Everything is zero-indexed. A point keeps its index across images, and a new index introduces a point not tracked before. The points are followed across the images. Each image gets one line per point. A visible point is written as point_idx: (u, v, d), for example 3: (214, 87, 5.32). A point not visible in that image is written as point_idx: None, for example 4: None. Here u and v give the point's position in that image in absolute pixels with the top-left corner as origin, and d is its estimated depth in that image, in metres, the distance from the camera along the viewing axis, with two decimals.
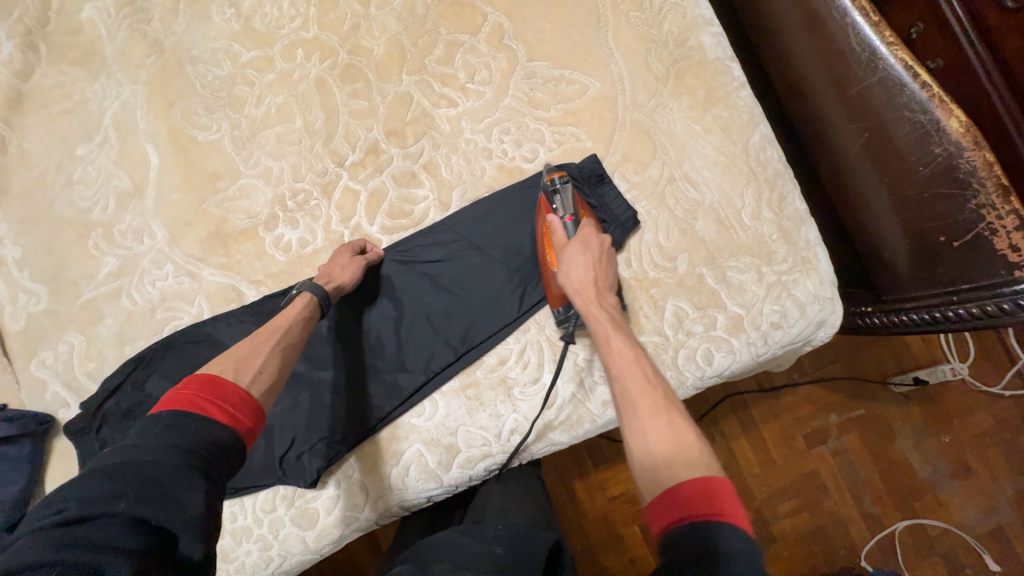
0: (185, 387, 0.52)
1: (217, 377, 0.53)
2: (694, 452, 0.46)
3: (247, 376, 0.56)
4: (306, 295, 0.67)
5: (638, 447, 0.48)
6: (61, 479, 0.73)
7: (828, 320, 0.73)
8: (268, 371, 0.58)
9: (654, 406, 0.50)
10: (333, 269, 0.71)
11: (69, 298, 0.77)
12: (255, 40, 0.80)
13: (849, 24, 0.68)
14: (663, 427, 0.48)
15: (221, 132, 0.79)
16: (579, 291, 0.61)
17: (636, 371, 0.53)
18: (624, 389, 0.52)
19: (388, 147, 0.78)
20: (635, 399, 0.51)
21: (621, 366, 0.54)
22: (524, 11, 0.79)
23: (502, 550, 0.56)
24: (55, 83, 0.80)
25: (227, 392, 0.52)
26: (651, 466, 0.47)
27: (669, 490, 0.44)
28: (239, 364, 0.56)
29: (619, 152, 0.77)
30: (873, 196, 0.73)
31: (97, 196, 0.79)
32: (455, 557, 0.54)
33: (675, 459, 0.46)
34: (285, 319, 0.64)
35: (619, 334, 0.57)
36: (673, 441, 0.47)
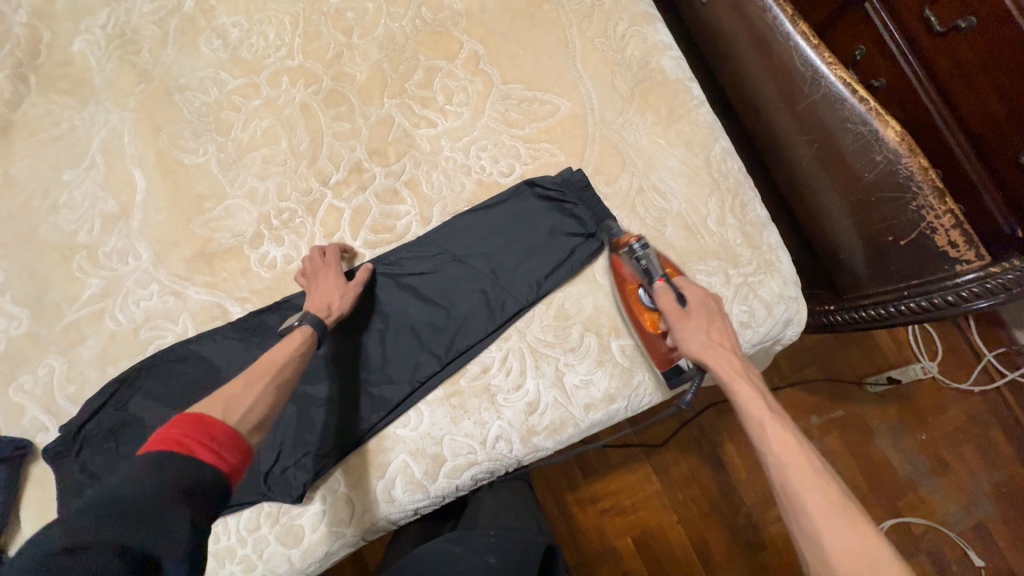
0: (171, 426, 0.51)
1: (203, 415, 0.52)
2: (883, 566, 0.46)
3: (236, 415, 0.55)
4: (307, 329, 0.67)
5: (816, 551, 0.50)
6: (36, 505, 0.72)
7: (794, 319, 0.78)
8: (257, 411, 0.57)
9: (825, 508, 0.51)
10: (330, 299, 0.72)
11: (51, 321, 0.77)
12: (241, 68, 0.84)
13: (792, 47, 0.75)
14: (843, 533, 0.49)
15: (208, 155, 0.82)
16: (718, 365, 0.65)
17: (799, 462, 0.55)
18: (787, 486, 0.54)
19: (371, 166, 0.82)
20: (801, 501, 0.52)
21: (780, 453, 0.56)
22: (497, 39, 0.85)
23: (494, 560, 0.57)
24: (44, 111, 0.82)
25: (213, 430, 0.51)
26: (832, 575, 0.48)
27: None
28: (229, 403, 0.56)
29: (591, 166, 0.81)
30: (825, 202, 0.79)
31: (82, 219, 0.80)
32: (449, 570, 0.55)
33: (863, 573, 0.46)
34: (281, 355, 0.64)
35: (769, 426, 0.58)
36: (856, 549, 0.48)
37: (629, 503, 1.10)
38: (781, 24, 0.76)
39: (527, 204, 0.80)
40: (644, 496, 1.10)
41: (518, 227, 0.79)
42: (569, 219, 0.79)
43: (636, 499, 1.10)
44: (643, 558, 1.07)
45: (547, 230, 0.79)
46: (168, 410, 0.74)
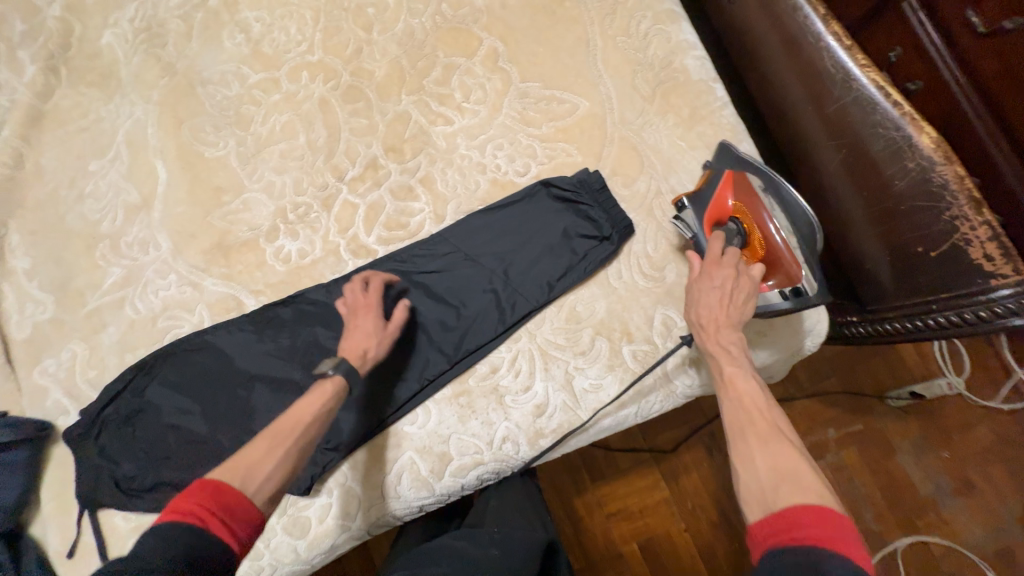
0: (188, 495, 0.50)
1: (221, 482, 0.52)
2: (808, 478, 0.48)
3: (255, 484, 0.54)
4: (337, 380, 0.63)
5: (746, 470, 0.51)
6: (56, 484, 0.75)
7: (815, 329, 0.76)
8: (277, 478, 0.55)
9: (763, 434, 0.53)
10: (365, 344, 0.67)
11: (74, 307, 0.80)
12: (262, 63, 0.85)
13: (823, 47, 0.72)
14: (776, 453, 0.51)
15: (228, 148, 0.83)
16: (701, 327, 0.64)
17: (748, 405, 0.56)
18: (736, 414, 0.56)
19: (386, 163, 0.82)
20: (743, 426, 0.54)
21: (732, 396, 0.58)
22: (517, 36, 0.84)
23: (497, 552, 0.57)
24: (72, 103, 0.84)
25: (230, 503, 0.51)
26: (755, 489, 0.49)
27: (778, 509, 0.46)
28: (249, 470, 0.54)
29: (608, 167, 0.80)
30: (851, 208, 0.76)
31: (106, 209, 0.82)
32: (451, 561, 0.55)
33: (783, 482, 0.48)
34: (310, 411, 0.60)
35: (727, 359, 0.60)
36: (782, 468, 0.49)
37: (636, 508, 1.09)
38: (813, 23, 0.73)
39: (541, 205, 0.79)
40: (652, 502, 1.09)
41: (531, 226, 0.78)
42: (584, 220, 0.78)
43: (644, 505, 1.09)
44: (651, 566, 1.06)
45: (561, 232, 0.78)
46: (182, 399, 0.75)
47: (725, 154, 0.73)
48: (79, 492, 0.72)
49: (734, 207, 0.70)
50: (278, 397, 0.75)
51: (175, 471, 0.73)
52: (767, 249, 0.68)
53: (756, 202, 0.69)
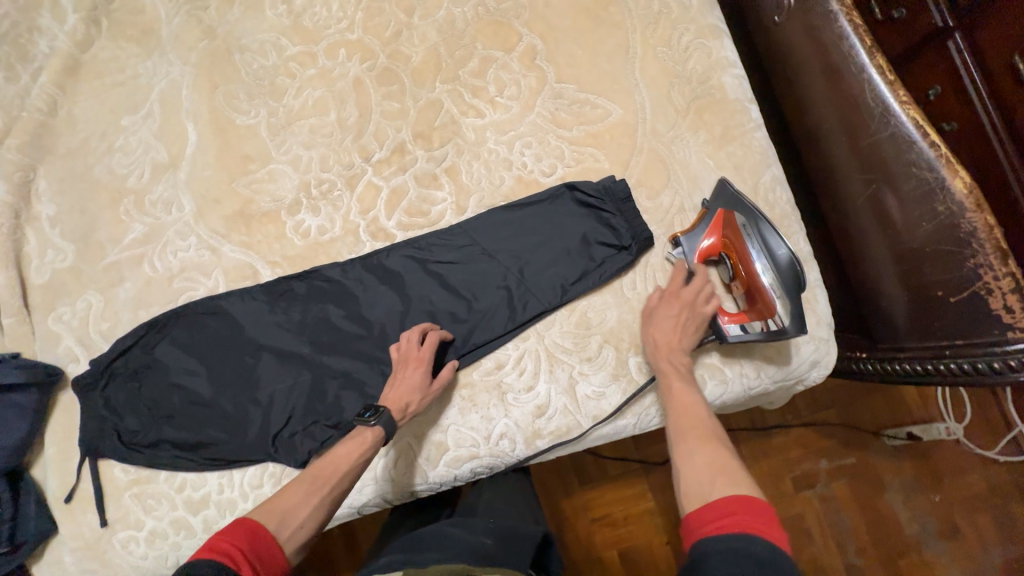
0: (223, 534, 0.52)
1: (255, 525, 0.54)
2: (737, 471, 0.55)
3: (287, 530, 0.57)
4: (379, 432, 0.65)
5: (686, 466, 0.57)
6: (61, 428, 0.77)
7: (821, 361, 0.76)
8: (308, 527, 0.58)
9: (701, 436, 0.60)
10: (407, 399, 0.68)
11: (94, 258, 0.81)
12: (301, 36, 0.85)
13: (865, 80, 0.72)
14: (711, 452, 0.57)
15: (259, 118, 0.84)
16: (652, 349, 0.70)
17: (690, 414, 0.63)
18: (680, 420, 0.63)
19: (414, 149, 0.82)
20: (685, 430, 0.61)
21: (675, 404, 0.65)
22: (558, 35, 0.83)
23: (491, 541, 0.58)
24: (110, 56, 0.85)
25: (261, 547, 0.53)
26: (694, 480, 0.55)
27: (711, 498, 0.52)
28: (284, 516, 0.57)
29: (634, 177, 0.79)
30: (872, 243, 0.76)
31: (134, 164, 0.83)
32: (443, 546, 0.55)
33: (718, 475, 0.54)
34: (353, 462, 0.63)
35: (670, 371, 0.68)
36: (716, 464, 0.56)
37: (620, 515, 1.09)
38: (857, 55, 0.73)
39: (564, 207, 0.79)
40: (636, 512, 1.10)
41: (551, 229, 0.78)
42: (604, 228, 0.77)
43: (628, 513, 1.09)
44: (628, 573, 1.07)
45: (580, 238, 0.78)
46: (190, 360, 0.76)
47: (721, 190, 0.75)
48: (83, 440, 0.74)
49: (721, 244, 0.73)
50: (284, 369, 0.76)
51: (177, 430, 0.74)
52: (751, 285, 0.70)
53: (740, 240, 0.71)
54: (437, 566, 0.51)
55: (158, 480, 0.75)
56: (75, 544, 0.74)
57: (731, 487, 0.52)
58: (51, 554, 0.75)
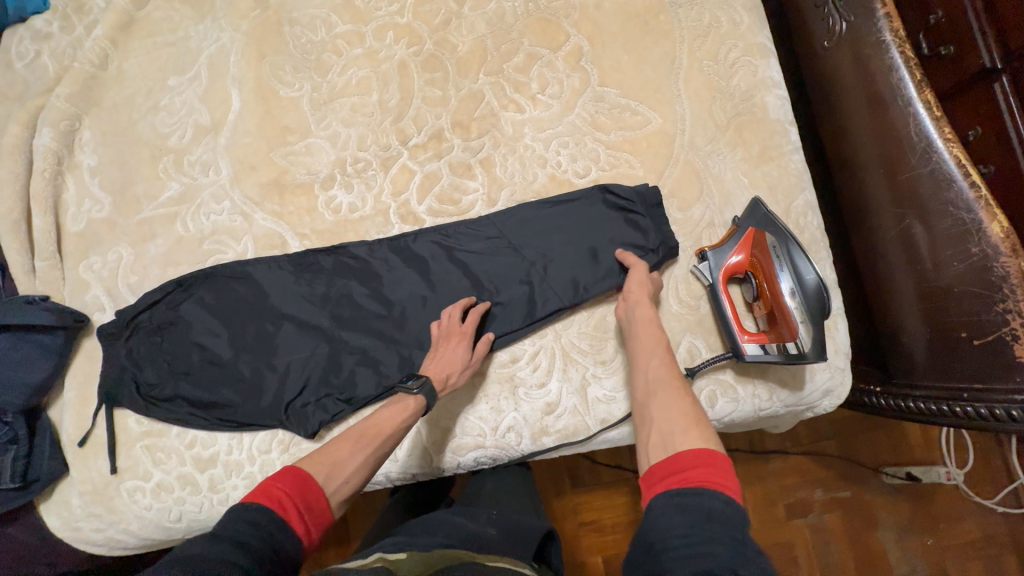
0: (278, 480, 0.54)
1: (306, 474, 0.56)
2: (705, 427, 0.55)
3: (335, 482, 0.58)
4: (420, 400, 0.67)
5: (656, 420, 0.59)
6: (82, 374, 0.78)
7: (835, 390, 0.77)
8: (353, 482, 0.59)
9: (671, 393, 0.60)
10: (448, 370, 0.70)
11: (129, 212, 0.82)
12: (352, 15, 0.86)
13: (911, 113, 0.72)
14: (680, 405, 0.59)
15: (303, 92, 0.85)
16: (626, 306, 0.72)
17: (662, 372, 0.63)
18: (653, 375, 0.63)
19: (451, 137, 0.83)
20: (658, 389, 0.61)
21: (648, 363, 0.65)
22: (605, 39, 0.83)
23: (494, 531, 0.59)
24: (164, 17, 0.87)
25: (309, 496, 0.54)
26: (662, 434, 0.56)
27: (675, 452, 0.53)
28: (332, 469, 0.58)
29: (667, 187, 0.80)
30: (897, 277, 0.76)
31: (177, 124, 0.84)
32: (448, 532, 0.57)
33: (686, 428, 0.55)
34: (394, 425, 0.65)
35: (647, 325, 0.68)
36: (685, 419, 0.56)
37: (609, 523, 1.10)
38: (905, 87, 0.72)
39: (596, 209, 0.79)
40: (625, 521, 1.10)
41: (580, 229, 0.79)
42: (632, 231, 0.77)
43: (616, 522, 1.10)
44: None
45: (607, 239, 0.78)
46: (213, 321, 0.78)
47: (753, 209, 0.75)
48: (101, 388, 0.76)
49: (749, 262, 0.73)
50: (304, 339, 0.77)
51: (194, 387, 0.76)
52: (774, 306, 0.70)
53: (769, 259, 0.71)
54: (441, 552, 0.52)
55: (169, 435, 0.76)
56: (83, 488, 0.76)
57: (694, 442, 0.53)
58: (59, 494, 0.77)
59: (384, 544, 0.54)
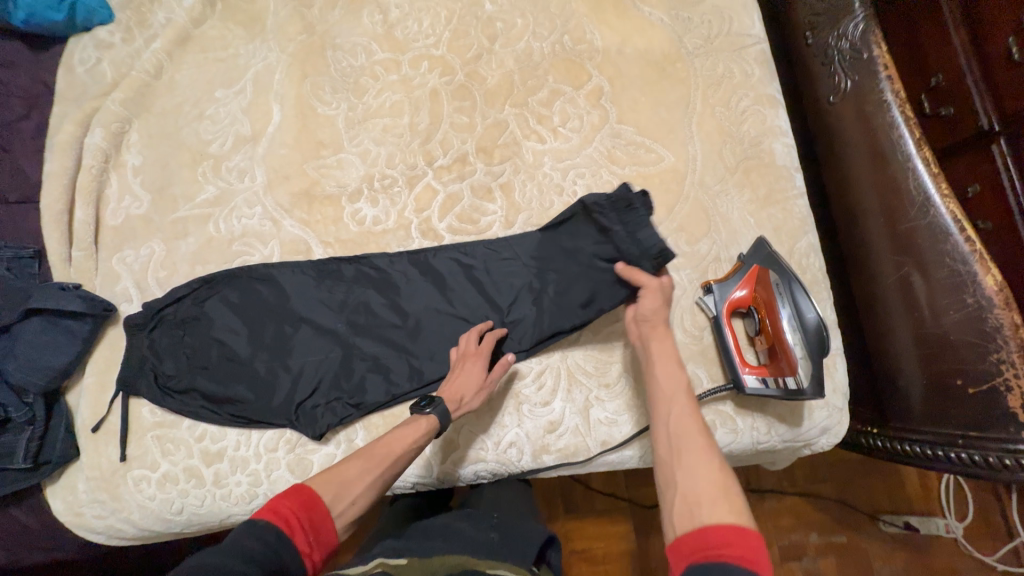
0: (284, 498, 0.55)
1: (313, 494, 0.57)
2: (734, 494, 0.53)
3: (341, 504, 0.58)
4: (431, 421, 0.68)
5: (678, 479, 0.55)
6: (103, 361, 0.81)
7: (831, 429, 0.78)
8: (359, 504, 0.60)
9: (698, 451, 0.57)
10: (464, 392, 0.72)
11: (165, 210, 0.87)
12: (391, 45, 0.93)
13: (910, 169, 0.76)
14: (707, 465, 0.55)
15: (339, 111, 0.91)
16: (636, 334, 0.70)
17: (686, 424, 0.60)
18: (676, 427, 0.60)
19: (475, 162, 0.88)
20: (683, 445, 0.58)
21: (673, 414, 0.61)
22: (624, 81, 0.89)
23: (495, 536, 0.61)
24: (218, 35, 0.94)
25: (313, 518, 0.55)
26: (688, 498, 0.53)
27: (704, 523, 0.50)
28: (339, 490, 0.59)
29: (677, 221, 0.83)
30: (895, 322, 0.79)
31: (219, 132, 0.90)
32: (447, 538, 0.60)
33: (714, 496, 0.52)
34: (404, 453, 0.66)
35: (671, 371, 0.65)
36: (715, 485, 0.53)
37: (601, 552, 1.09)
38: (905, 144, 0.77)
39: (584, 226, 0.76)
40: (617, 551, 1.09)
41: (575, 244, 0.78)
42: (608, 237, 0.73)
43: (608, 551, 1.09)
44: None
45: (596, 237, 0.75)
46: (235, 320, 0.81)
47: (757, 247, 0.78)
48: (121, 376, 0.78)
49: (752, 297, 0.76)
50: (319, 342, 0.80)
51: (209, 381, 0.78)
52: (775, 341, 0.73)
53: (772, 296, 0.74)
54: (440, 559, 0.54)
55: (180, 427, 0.78)
56: (90, 474, 0.78)
57: (725, 513, 0.51)
58: (66, 479, 0.79)
59: (384, 549, 0.56)
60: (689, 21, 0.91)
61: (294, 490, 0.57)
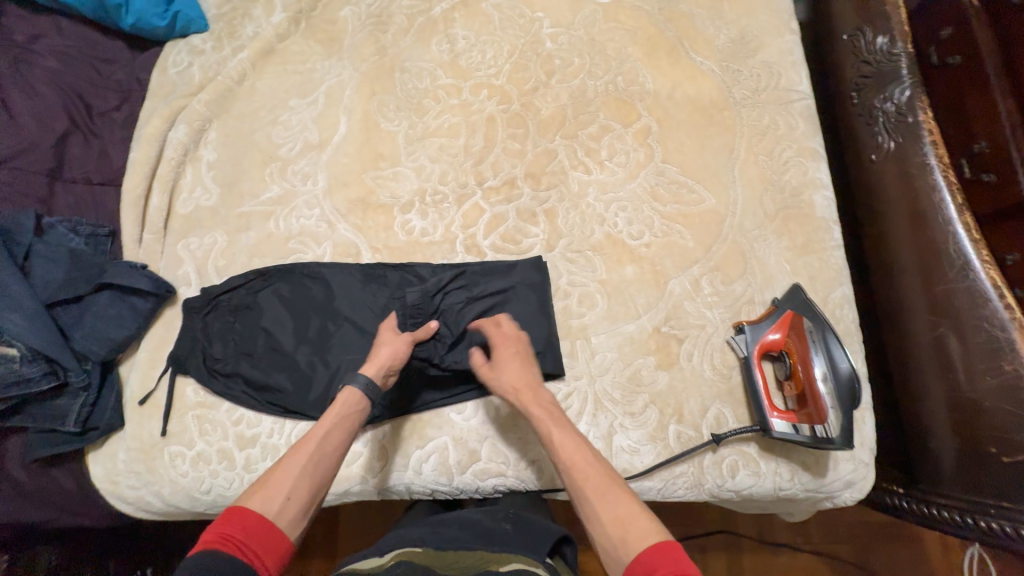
0: (220, 524, 0.56)
1: (247, 509, 0.58)
2: (640, 517, 0.58)
3: (275, 503, 0.59)
4: (351, 389, 0.70)
5: (596, 530, 0.59)
6: (157, 338, 0.86)
7: (856, 483, 0.78)
8: (296, 497, 0.60)
9: (598, 490, 0.61)
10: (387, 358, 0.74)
11: (231, 204, 0.93)
12: (455, 72, 1.00)
13: (950, 232, 0.78)
14: (612, 504, 0.59)
15: (400, 127, 0.97)
16: (516, 397, 0.71)
17: (578, 463, 0.63)
18: (573, 476, 0.63)
19: (522, 186, 0.92)
20: (582, 485, 0.62)
21: (564, 458, 0.64)
22: (672, 123, 0.94)
23: (509, 525, 0.68)
24: (299, 50, 1.02)
25: (253, 528, 0.56)
26: (609, 542, 0.57)
27: (628, 563, 0.55)
28: (269, 492, 0.60)
29: (713, 260, 0.86)
30: (929, 384, 0.78)
31: (290, 138, 0.97)
32: (466, 526, 0.67)
33: (627, 533, 0.57)
34: (335, 443, 0.66)
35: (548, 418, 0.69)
36: (620, 525, 0.58)
37: None
38: (946, 208, 0.79)
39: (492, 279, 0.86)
40: None
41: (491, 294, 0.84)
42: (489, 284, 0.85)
43: None
44: None
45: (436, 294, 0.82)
46: (283, 312, 0.85)
47: (792, 293, 0.80)
48: (174, 353, 0.83)
49: (785, 342, 0.77)
50: (358, 342, 0.84)
51: (252, 368, 0.82)
52: (806, 387, 0.74)
53: (805, 343, 0.75)
54: (454, 553, 0.60)
55: (220, 409, 0.82)
56: (132, 444, 0.82)
57: (641, 541, 0.55)
58: (110, 446, 0.84)
59: (404, 541, 0.62)
60: (739, 73, 0.95)
61: (229, 512, 0.58)
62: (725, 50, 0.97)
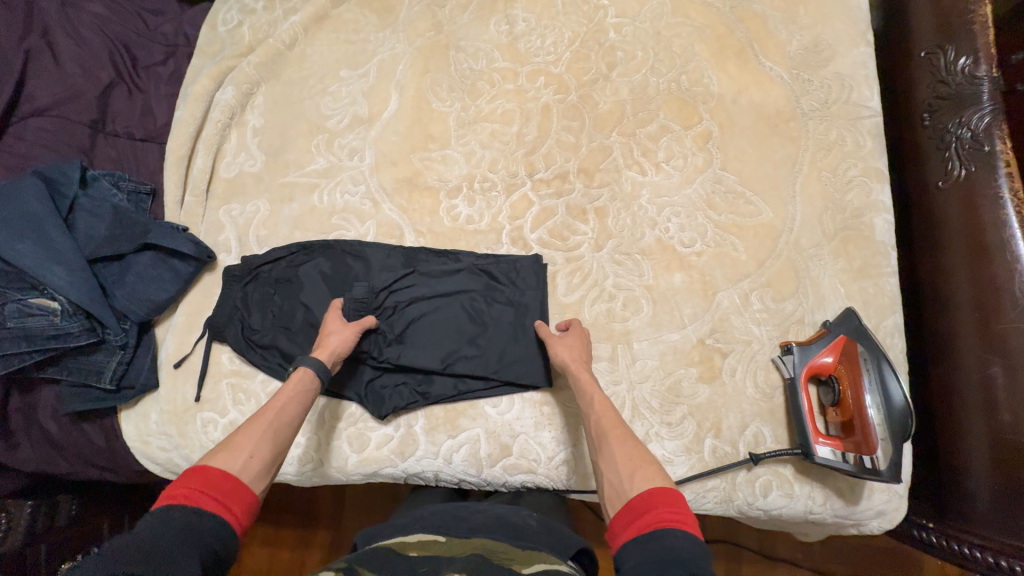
0: (181, 481, 0.53)
1: (208, 466, 0.55)
2: (654, 467, 0.59)
3: (237, 460, 0.57)
4: (306, 369, 0.70)
5: (608, 467, 0.61)
6: (193, 302, 0.86)
7: (887, 513, 0.77)
8: (259, 457, 0.59)
9: (620, 435, 0.63)
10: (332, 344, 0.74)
11: (276, 173, 0.91)
12: (512, 55, 0.96)
13: (1016, 270, 0.76)
14: (625, 449, 0.61)
15: (452, 109, 0.94)
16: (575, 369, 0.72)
17: (606, 411, 0.67)
18: (601, 420, 0.65)
19: (574, 181, 0.90)
20: (606, 428, 0.64)
21: (594, 405, 0.68)
22: (736, 129, 0.90)
23: (534, 524, 0.67)
24: (352, 18, 0.99)
25: (220, 483, 0.54)
26: (616, 478, 0.59)
27: (631, 496, 0.56)
28: (230, 453, 0.58)
29: (765, 276, 0.84)
30: (971, 422, 0.77)
31: (339, 110, 0.94)
32: (490, 518, 0.66)
33: (636, 472, 0.58)
34: (294, 413, 0.65)
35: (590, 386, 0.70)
36: (632, 465, 0.59)
37: None
38: (1015, 245, 0.77)
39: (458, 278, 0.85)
40: None
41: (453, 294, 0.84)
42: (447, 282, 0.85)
43: None
44: None
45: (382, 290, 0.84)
46: (322, 288, 0.84)
47: (845, 317, 0.78)
48: (213, 320, 0.83)
49: (835, 366, 0.76)
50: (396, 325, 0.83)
51: (289, 343, 0.82)
52: (853, 414, 0.73)
53: (857, 369, 0.74)
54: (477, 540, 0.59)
55: (255, 380, 0.82)
56: (164, 406, 0.82)
57: (647, 481, 0.56)
58: (142, 406, 0.84)
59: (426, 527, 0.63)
60: (809, 83, 0.92)
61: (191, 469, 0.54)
62: (798, 57, 0.93)
